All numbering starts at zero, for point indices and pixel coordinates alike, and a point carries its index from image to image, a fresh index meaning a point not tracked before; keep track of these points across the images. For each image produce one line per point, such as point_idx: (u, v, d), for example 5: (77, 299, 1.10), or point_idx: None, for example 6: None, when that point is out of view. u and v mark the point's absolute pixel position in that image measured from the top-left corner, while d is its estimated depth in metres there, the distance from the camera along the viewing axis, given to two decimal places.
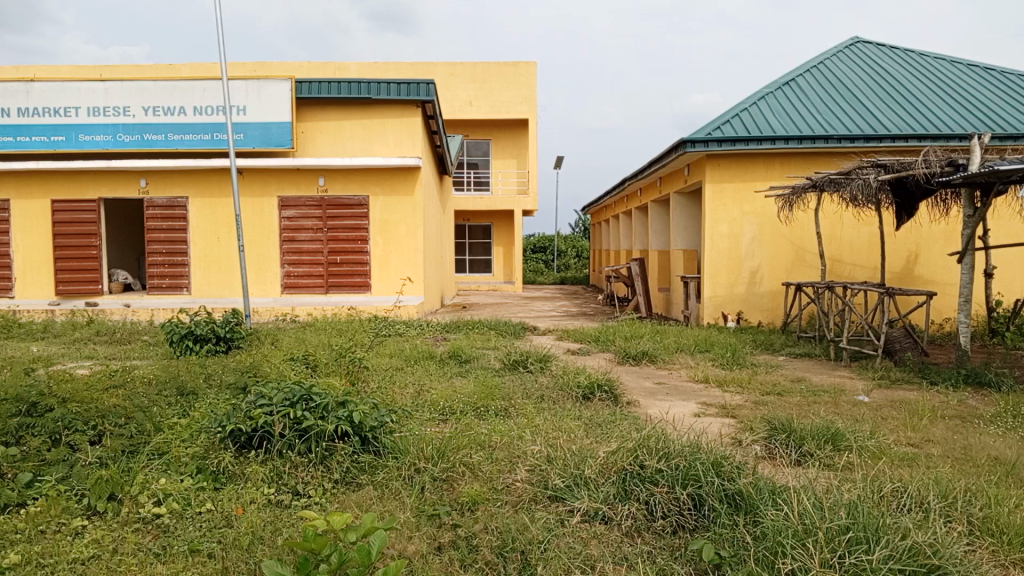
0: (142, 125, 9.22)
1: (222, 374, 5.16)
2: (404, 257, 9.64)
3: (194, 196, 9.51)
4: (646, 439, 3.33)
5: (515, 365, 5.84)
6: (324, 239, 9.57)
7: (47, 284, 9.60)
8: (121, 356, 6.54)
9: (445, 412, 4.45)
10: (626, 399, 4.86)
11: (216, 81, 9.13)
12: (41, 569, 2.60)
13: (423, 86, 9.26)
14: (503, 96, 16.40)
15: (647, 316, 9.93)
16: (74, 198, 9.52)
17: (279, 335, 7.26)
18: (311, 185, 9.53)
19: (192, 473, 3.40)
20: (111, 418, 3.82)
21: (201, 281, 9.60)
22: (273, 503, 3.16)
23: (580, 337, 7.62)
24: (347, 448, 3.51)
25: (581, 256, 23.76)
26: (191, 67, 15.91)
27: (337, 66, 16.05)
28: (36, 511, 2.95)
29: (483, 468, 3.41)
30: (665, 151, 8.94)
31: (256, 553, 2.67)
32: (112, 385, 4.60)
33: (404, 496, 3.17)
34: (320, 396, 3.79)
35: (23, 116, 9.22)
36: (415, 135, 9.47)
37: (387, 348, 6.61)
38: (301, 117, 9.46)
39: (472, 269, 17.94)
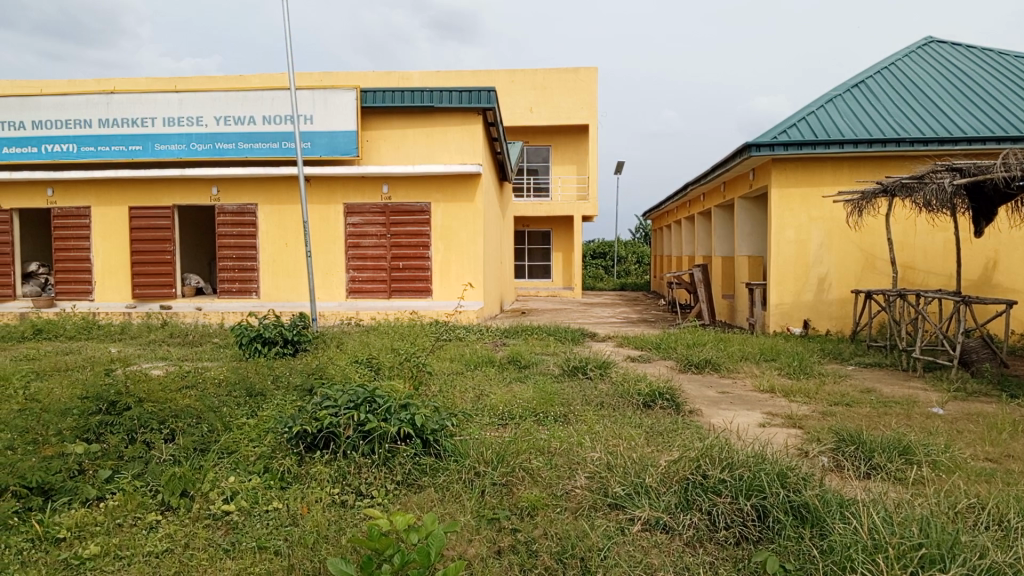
0: (214, 134, 9.53)
1: (289, 375, 5.29)
2: (465, 263, 9.71)
3: (263, 204, 9.79)
4: (708, 449, 3.28)
5: (574, 371, 5.82)
6: (387, 245, 9.73)
7: (124, 288, 10.01)
8: (194, 357, 6.76)
9: (505, 417, 4.46)
10: (688, 408, 4.79)
11: (284, 91, 9.39)
12: (119, 560, 2.72)
13: (484, 93, 9.36)
14: (564, 102, 16.39)
15: (711, 323, 9.77)
16: (150, 206, 9.91)
17: (344, 338, 7.40)
18: (375, 193, 9.71)
19: (260, 472, 3.50)
20: (184, 417, 3.96)
21: (270, 285, 9.87)
22: (337, 503, 3.22)
23: (641, 344, 7.54)
24: (409, 450, 3.55)
25: (642, 261, 23.56)
26: (261, 78, 16.39)
27: (401, 75, 16.30)
28: (114, 505, 3.08)
29: (542, 473, 3.41)
30: (730, 155, 8.78)
31: (320, 551, 2.72)
32: (185, 386, 4.77)
33: (464, 499, 3.19)
34: (383, 399, 3.86)
35: (103, 127, 9.65)
36: (476, 142, 9.55)
37: (448, 352, 6.67)
38: (366, 125, 9.65)
39: (531, 275, 17.97)
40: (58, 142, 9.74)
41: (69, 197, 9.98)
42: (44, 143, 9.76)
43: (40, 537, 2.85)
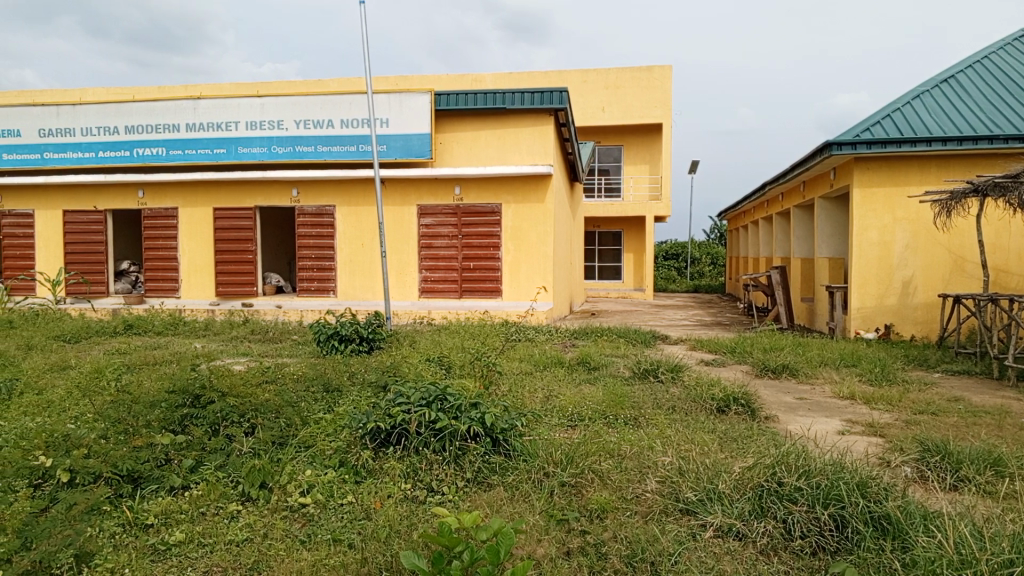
0: (294, 138, 9.84)
1: (363, 372, 5.41)
2: (536, 264, 9.70)
3: (341, 205, 10.02)
4: (784, 456, 3.21)
5: (645, 373, 5.76)
6: (459, 246, 9.84)
7: (209, 285, 10.41)
8: (273, 354, 7.00)
9: (574, 418, 4.45)
10: (764, 414, 4.68)
11: (362, 95, 9.62)
12: (202, 547, 2.84)
13: (556, 94, 9.32)
14: (637, 101, 16.22)
15: (788, 327, 9.51)
16: (233, 207, 10.27)
17: (417, 337, 7.51)
18: (447, 195, 9.82)
19: (336, 467, 3.59)
20: (263, 412, 4.10)
21: (346, 284, 10.11)
22: (409, 499, 3.28)
23: (715, 348, 7.41)
24: (479, 448, 3.58)
25: (716, 262, 23.13)
26: (338, 83, 16.80)
27: (474, 77, 16.45)
28: (198, 494, 3.21)
29: (612, 476, 3.39)
30: (810, 154, 8.52)
31: (393, 546, 2.77)
32: (265, 380, 4.93)
33: (533, 499, 3.20)
34: (454, 396, 3.90)
35: (190, 131, 10.07)
36: (548, 143, 9.53)
37: (518, 352, 6.70)
38: (440, 128, 9.81)
39: (602, 276, 17.86)
40: (148, 146, 10.21)
41: (158, 199, 10.44)
42: (136, 147, 10.25)
43: (130, 522, 3.00)
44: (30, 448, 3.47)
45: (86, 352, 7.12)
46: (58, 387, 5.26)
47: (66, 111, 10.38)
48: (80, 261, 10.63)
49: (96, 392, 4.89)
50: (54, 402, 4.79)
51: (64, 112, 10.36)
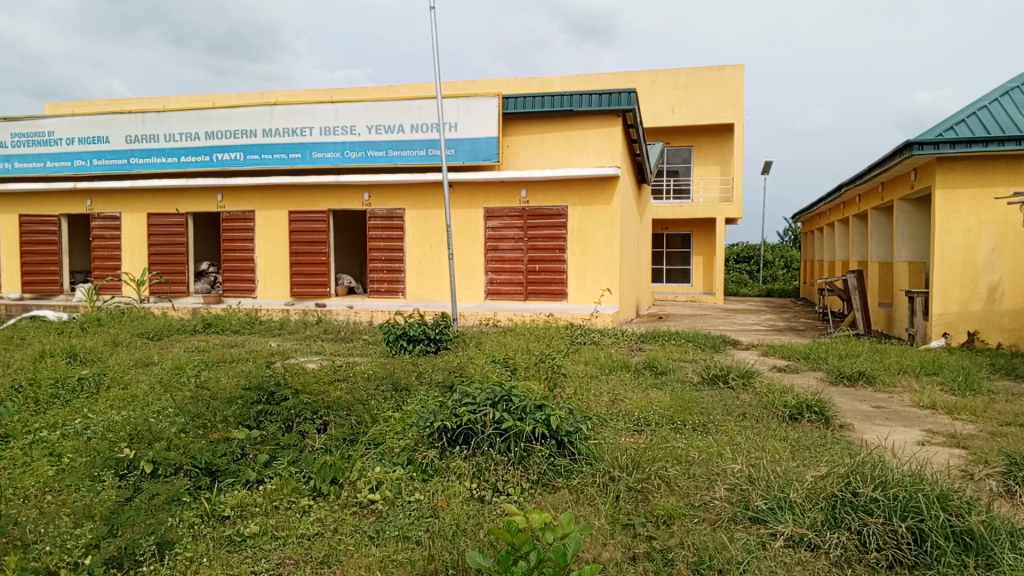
0: (366, 142, 10.06)
1: (431, 372, 5.48)
2: (602, 267, 9.64)
3: (410, 208, 10.18)
4: (860, 466, 3.10)
5: (715, 379, 5.66)
6: (525, 248, 9.86)
7: (284, 286, 10.72)
8: (344, 353, 7.16)
9: (641, 423, 4.41)
10: (839, 422, 4.54)
11: (431, 100, 9.76)
12: (275, 540, 2.93)
13: (624, 95, 9.25)
14: (707, 101, 15.95)
15: (865, 333, 9.20)
16: (307, 210, 10.53)
17: (483, 338, 7.57)
18: (514, 197, 9.85)
19: (404, 464, 3.65)
20: (335, 409, 4.19)
21: (414, 286, 10.27)
22: (475, 498, 3.30)
23: (787, 353, 7.22)
24: (544, 451, 3.58)
25: (790, 266, 22.56)
26: (408, 87, 17.05)
27: (541, 80, 16.47)
28: (272, 488, 3.31)
29: (679, 482, 3.33)
30: (890, 155, 8.22)
31: (459, 544, 2.79)
32: (337, 378, 5.06)
33: (598, 502, 3.19)
34: (520, 398, 3.92)
35: (267, 136, 10.40)
36: (616, 145, 9.46)
37: (584, 355, 6.68)
38: (508, 131, 9.87)
39: (669, 278, 17.64)
40: (227, 151, 10.59)
41: (236, 202, 10.79)
42: (215, 152, 10.63)
43: (208, 513, 3.11)
44: (116, 441, 3.71)
45: (168, 349, 7.42)
46: (141, 382, 5.50)
47: (151, 118, 10.85)
48: (164, 262, 11.08)
49: (177, 388, 5.09)
50: (138, 396, 5.02)
51: (149, 119, 10.83)
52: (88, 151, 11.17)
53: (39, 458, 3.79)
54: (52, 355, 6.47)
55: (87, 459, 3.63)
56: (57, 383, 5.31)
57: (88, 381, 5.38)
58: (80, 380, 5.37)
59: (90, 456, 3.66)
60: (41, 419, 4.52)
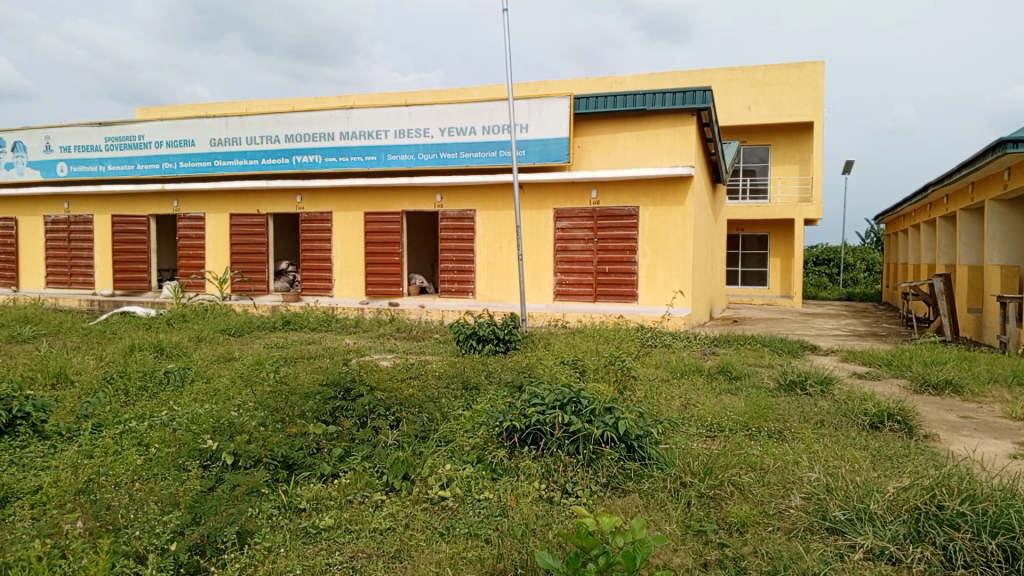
0: (438, 144, 10.20)
1: (501, 372, 5.50)
2: (674, 269, 9.49)
3: (481, 210, 10.25)
4: (946, 478, 2.97)
5: (791, 386, 5.50)
6: (595, 249, 9.81)
7: (359, 285, 10.96)
8: (417, 351, 7.28)
9: (713, 429, 4.33)
10: (923, 432, 4.35)
11: (503, 101, 9.83)
12: (349, 533, 3.00)
13: (699, 93, 9.06)
14: (786, 98, 15.54)
15: (953, 340, 8.78)
16: (381, 211, 10.73)
17: (552, 339, 7.56)
18: (585, 198, 9.82)
19: (473, 462, 3.68)
20: (407, 406, 4.26)
21: (485, 286, 10.35)
22: (544, 499, 3.31)
23: (869, 360, 6.97)
24: (614, 454, 3.54)
25: (872, 269, 21.77)
26: (480, 89, 17.15)
27: (613, 80, 16.34)
28: (346, 482, 3.40)
29: (753, 490, 3.26)
30: (980, 154, 7.84)
31: (528, 544, 2.80)
32: (409, 376, 5.14)
33: (669, 508, 3.15)
34: (589, 400, 3.89)
35: (344, 139, 10.67)
36: (690, 145, 9.30)
37: (655, 358, 6.60)
38: (579, 132, 9.86)
39: (744, 281, 17.26)
40: (306, 154, 10.91)
41: (314, 203, 11.09)
42: (295, 155, 10.97)
43: (285, 505, 3.21)
44: (200, 433, 3.89)
45: (248, 345, 7.69)
46: (224, 377, 5.73)
47: (234, 122, 11.26)
48: (245, 261, 11.48)
49: (257, 382, 5.27)
50: (220, 390, 5.21)
51: (233, 123, 11.26)
52: (176, 154, 11.67)
53: (129, 447, 3.98)
54: (141, 349, 6.79)
55: (172, 450, 3.80)
56: (145, 376, 5.56)
57: (173, 374, 5.63)
58: (166, 373, 5.61)
59: (176, 447, 3.83)
60: (131, 410, 4.75)
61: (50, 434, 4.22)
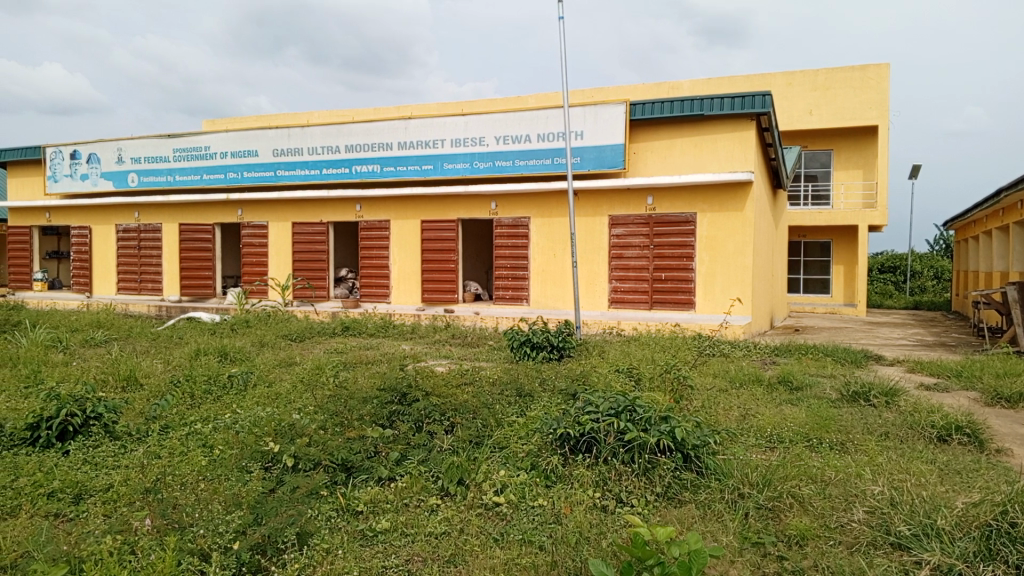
0: (494, 152, 10.27)
1: (554, 379, 5.48)
2: (732, 276, 9.34)
3: (535, 217, 10.27)
4: (1019, 494, 2.85)
5: (855, 397, 5.35)
6: (650, 256, 9.73)
7: (415, 292, 11.09)
8: (471, 357, 7.33)
9: (773, 440, 4.24)
10: (995, 446, 4.19)
11: (558, 109, 9.85)
12: (405, 536, 3.04)
13: (758, 98, 8.91)
14: (849, 102, 15.17)
15: None
16: (437, 219, 10.84)
17: (607, 347, 7.51)
18: (640, 204, 9.75)
19: (527, 469, 3.69)
20: (462, 412, 4.29)
21: (539, 293, 10.36)
22: (598, 507, 3.29)
23: (937, 370, 6.73)
24: (670, 464, 3.49)
25: (941, 277, 21.04)
26: (535, 97, 17.20)
27: (670, 85, 16.18)
28: (403, 486, 3.44)
29: (814, 503, 3.19)
30: None
31: (583, 552, 2.81)
32: (464, 382, 5.18)
33: (726, 519, 3.10)
34: (644, 408, 3.84)
35: (401, 149, 10.84)
36: (749, 150, 9.13)
37: (713, 367, 6.50)
38: (635, 138, 9.81)
39: (806, 289, 16.86)
40: (365, 163, 11.11)
41: (373, 211, 11.27)
42: (354, 164, 11.19)
43: (343, 507, 3.27)
44: (263, 435, 4.00)
45: (309, 350, 7.85)
46: (286, 381, 5.87)
47: (296, 133, 11.55)
48: (305, 268, 11.72)
49: (317, 386, 5.38)
50: (281, 393, 5.34)
51: (295, 134, 11.54)
52: (240, 165, 12.02)
53: (195, 448, 4.11)
54: (206, 353, 7.00)
55: (236, 451, 3.91)
56: (211, 379, 5.74)
57: (237, 378, 5.78)
58: (230, 377, 5.77)
59: (239, 449, 3.94)
60: (197, 412, 4.90)
61: (121, 434, 4.38)
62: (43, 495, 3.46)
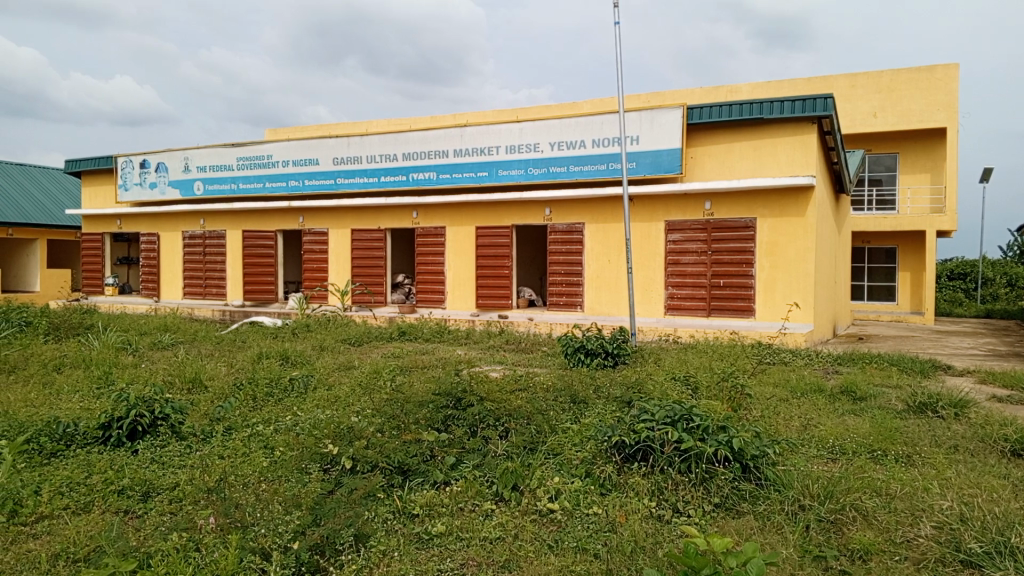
0: (549, 158, 10.29)
1: (609, 387, 5.44)
2: (793, 282, 9.13)
3: (591, 222, 10.23)
4: None
5: (922, 408, 5.17)
6: (708, 262, 9.59)
7: (470, 298, 11.16)
8: (525, 363, 7.33)
9: (835, 451, 4.13)
10: None
11: (614, 115, 9.82)
12: (460, 539, 3.06)
13: (820, 101, 8.72)
14: (915, 104, 14.71)
15: None
16: (492, 225, 10.89)
17: (663, 354, 7.42)
18: (698, 209, 9.63)
19: (582, 476, 3.67)
20: (516, 417, 4.30)
21: (593, 299, 10.31)
22: (654, 517, 3.26)
23: (1010, 382, 6.47)
24: (728, 474, 3.43)
25: (1015, 284, 20.20)
26: (591, 102, 17.15)
27: (729, 89, 15.95)
28: (458, 490, 3.47)
29: (879, 516, 3.11)
30: None
31: (638, 561, 2.79)
32: (519, 388, 5.18)
33: (786, 531, 3.04)
34: (701, 417, 3.78)
35: (457, 156, 10.95)
36: (810, 154, 8.93)
37: (772, 376, 6.37)
38: (692, 142, 9.70)
39: (871, 296, 16.38)
40: (421, 170, 11.24)
41: (430, 218, 11.41)
42: (411, 172, 11.33)
43: (399, 510, 3.31)
44: (322, 437, 4.08)
45: (367, 354, 7.97)
46: (344, 384, 5.97)
47: (355, 142, 11.77)
48: (364, 273, 11.91)
49: (375, 390, 5.46)
50: (340, 397, 5.42)
51: (354, 142, 11.76)
52: (301, 173, 12.30)
53: (257, 449, 4.21)
54: (268, 357, 7.17)
55: (295, 453, 4.00)
56: (272, 382, 5.87)
57: (297, 381, 5.90)
58: (291, 380, 5.90)
59: (299, 450, 4.02)
60: (259, 414, 5.03)
61: (187, 435, 4.52)
62: (113, 492, 3.59)
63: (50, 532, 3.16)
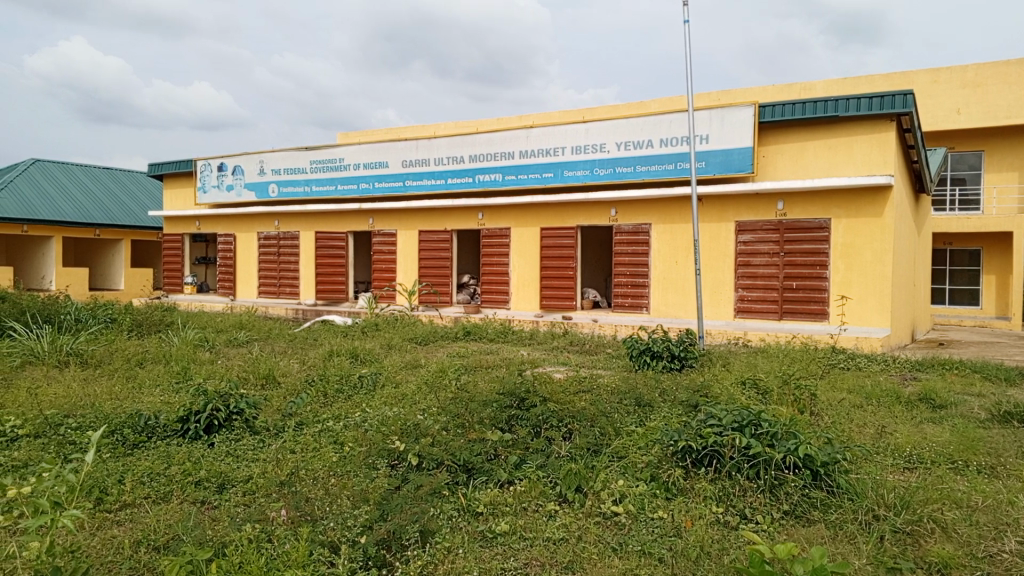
0: (616, 159, 10.23)
1: (674, 390, 5.36)
2: (871, 285, 8.83)
3: (658, 223, 10.12)
4: None
5: (1006, 418, 4.94)
6: (780, 264, 9.37)
7: (534, 298, 11.18)
8: (589, 365, 7.31)
9: (913, 460, 3.97)
10: None
11: (682, 114, 9.68)
12: (524, 539, 3.07)
13: (898, 98, 8.41)
14: (1003, 99, 14.03)
15: None
16: (557, 226, 10.89)
17: (731, 357, 7.28)
18: (770, 210, 9.42)
19: (647, 480, 3.62)
20: (579, 419, 4.29)
21: (659, 301, 10.19)
22: (720, 523, 3.21)
23: None
24: (798, 481, 3.35)
25: None
26: (659, 101, 16.96)
27: (802, 86, 15.55)
28: (521, 490, 3.48)
29: (959, 529, 2.99)
30: None
31: (703, 566, 2.78)
32: (582, 390, 5.17)
33: (859, 541, 2.95)
34: (770, 422, 3.70)
35: (523, 157, 10.97)
36: (888, 152, 8.63)
37: (846, 381, 6.17)
38: (763, 141, 9.50)
39: (952, 300, 15.74)
40: (487, 172, 11.31)
41: (495, 219, 11.48)
42: (477, 173, 11.40)
43: (464, 508, 3.34)
44: (389, 434, 4.15)
45: (433, 353, 8.06)
46: (411, 382, 6.06)
47: (423, 144, 11.93)
48: (431, 274, 12.07)
49: (440, 389, 5.52)
50: (406, 395, 5.50)
51: (422, 145, 11.92)
52: (371, 175, 12.54)
53: (326, 444, 4.32)
54: (338, 354, 7.33)
55: (362, 449, 4.08)
56: (341, 378, 6.01)
57: (366, 378, 6.02)
58: (359, 377, 6.02)
59: (366, 446, 4.10)
60: (329, 410, 5.16)
61: (260, 429, 4.67)
62: (191, 483, 3.74)
63: (132, 519, 3.31)
